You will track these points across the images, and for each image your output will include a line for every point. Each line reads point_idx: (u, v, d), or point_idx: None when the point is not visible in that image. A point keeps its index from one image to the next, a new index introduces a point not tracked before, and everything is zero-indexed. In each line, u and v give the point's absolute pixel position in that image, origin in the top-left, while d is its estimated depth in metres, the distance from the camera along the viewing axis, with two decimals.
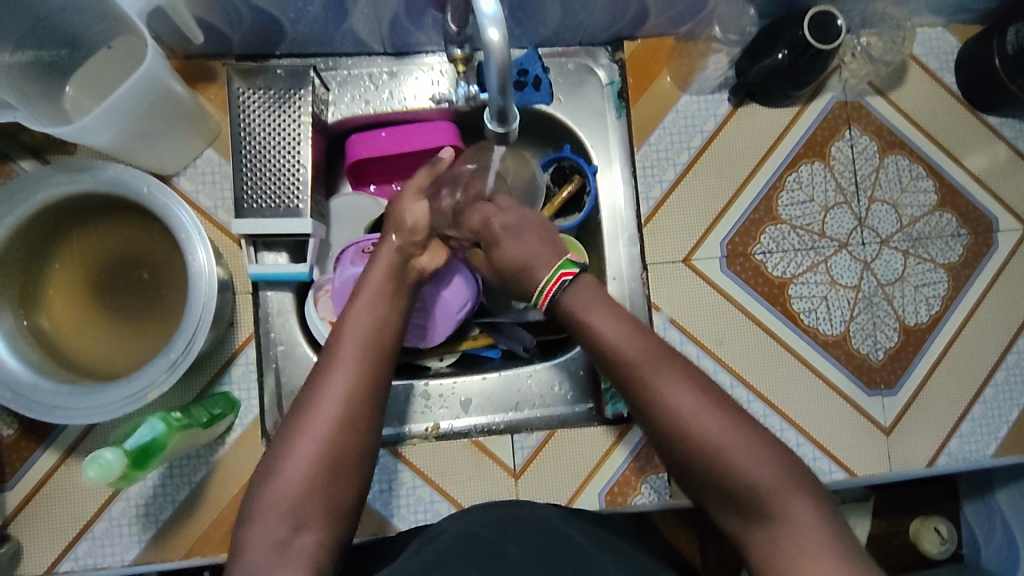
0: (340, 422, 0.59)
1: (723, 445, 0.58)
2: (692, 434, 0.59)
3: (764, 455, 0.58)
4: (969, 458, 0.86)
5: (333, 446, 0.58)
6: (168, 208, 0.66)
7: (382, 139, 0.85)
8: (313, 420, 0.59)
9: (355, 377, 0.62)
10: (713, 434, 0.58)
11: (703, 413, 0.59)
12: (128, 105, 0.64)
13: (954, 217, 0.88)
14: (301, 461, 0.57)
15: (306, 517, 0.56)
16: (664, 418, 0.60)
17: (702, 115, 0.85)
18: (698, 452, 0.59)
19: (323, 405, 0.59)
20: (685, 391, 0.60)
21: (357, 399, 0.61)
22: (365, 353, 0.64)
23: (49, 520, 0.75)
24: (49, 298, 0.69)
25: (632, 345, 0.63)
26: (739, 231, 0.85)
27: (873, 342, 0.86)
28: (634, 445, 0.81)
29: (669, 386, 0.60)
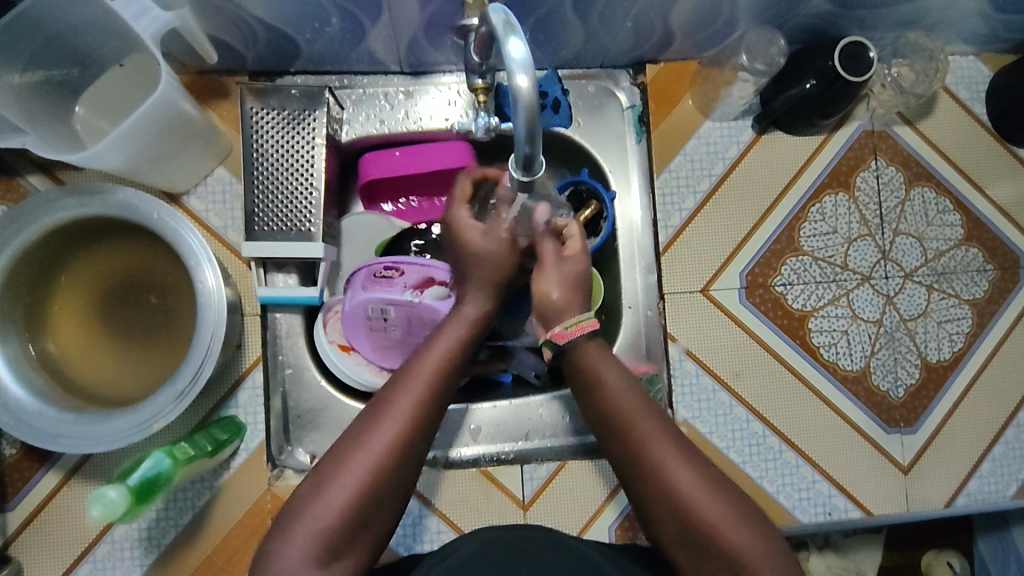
0: (400, 449, 0.58)
1: (712, 516, 0.57)
2: (683, 501, 0.58)
3: (754, 529, 0.57)
4: (988, 500, 0.84)
5: (388, 473, 0.57)
6: (177, 234, 0.65)
7: (396, 159, 0.83)
8: (372, 441, 0.57)
9: (423, 406, 0.60)
10: (702, 503, 0.58)
11: (698, 484, 0.58)
12: (140, 130, 0.63)
13: (981, 251, 0.86)
14: (354, 479, 0.55)
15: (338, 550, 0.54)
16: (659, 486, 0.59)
17: (725, 142, 0.83)
18: (688, 521, 0.58)
19: (388, 429, 0.58)
20: (680, 460, 0.60)
21: (420, 432, 0.59)
22: (436, 382, 0.62)
23: (50, 542, 0.74)
24: (55, 320, 0.68)
25: (635, 410, 0.63)
26: (760, 262, 0.83)
27: (894, 379, 0.84)
28: (625, 504, 0.79)
29: (664, 451, 0.60)
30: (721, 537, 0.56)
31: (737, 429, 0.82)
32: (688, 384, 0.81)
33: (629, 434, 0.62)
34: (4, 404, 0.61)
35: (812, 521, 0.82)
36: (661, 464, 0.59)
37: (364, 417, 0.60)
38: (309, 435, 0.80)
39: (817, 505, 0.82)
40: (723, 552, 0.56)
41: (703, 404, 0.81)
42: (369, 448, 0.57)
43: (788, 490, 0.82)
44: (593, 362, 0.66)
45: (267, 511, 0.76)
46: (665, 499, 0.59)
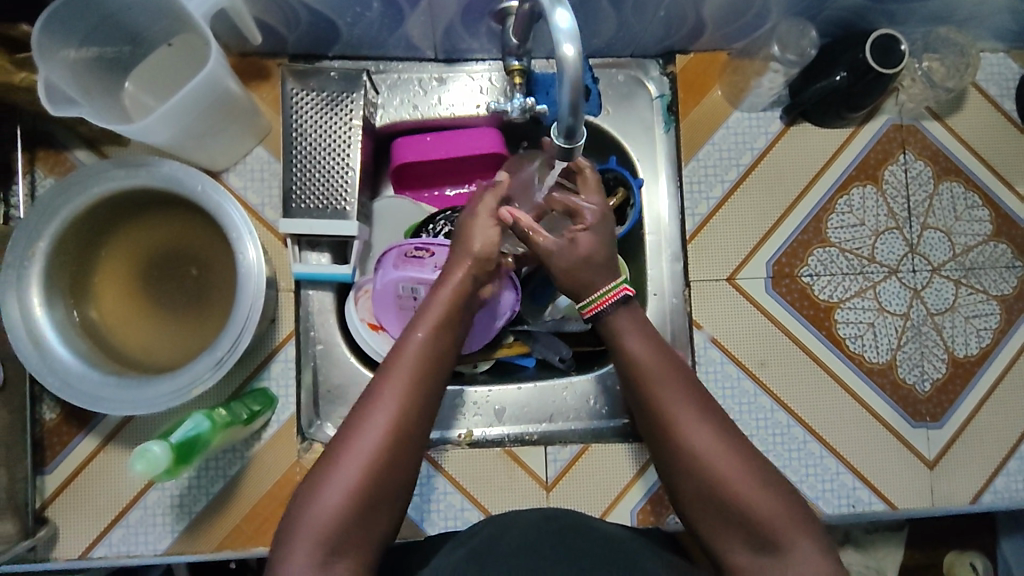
0: (384, 454, 0.58)
1: (733, 478, 0.58)
2: (705, 465, 0.59)
3: (775, 492, 0.58)
4: (1015, 497, 0.83)
5: (375, 477, 0.57)
6: (220, 207, 0.66)
7: (427, 144, 0.85)
8: (355, 449, 0.58)
9: (402, 407, 0.59)
10: (723, 466, 0.59)
11: (720, 449, 0.59)
12: (189, 104, 0.65)
13: (1010, 247, 0.86)
14: (339, 486, 0.56)
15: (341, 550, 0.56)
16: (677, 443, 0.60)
17: (753, 133, 0.84)
18: (706, 483, 0.59)
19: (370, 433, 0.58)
20: (700, 423, 0.61)
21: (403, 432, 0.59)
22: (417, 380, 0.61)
23: (85, 506, 0.76)
24: (98, 288, 0.70)
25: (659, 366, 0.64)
26: (786, 252, 0.83)
27: (920, 373, 0.84)
28: (655, 483, 0.80)
29: (684, 414, 0.61)
30: (740, 500, 0.58)
31: (761, 418, 0.82)
32: (713, 371, 0.82)
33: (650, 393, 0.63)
34: (49, 367, 0.63)
35: (836, 512, 0.81)
36: (683, 427, 0.60)
37: (349, 420, 0.60)
38: (338, 409, 0.81)
39: (841, 496, 0.82)
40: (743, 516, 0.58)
41: (727, 390, 0.82)
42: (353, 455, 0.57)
43: (811, 480, 0.82)
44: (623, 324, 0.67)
45: (295, 482, 0.78)
46: (686, 460, 0.60)
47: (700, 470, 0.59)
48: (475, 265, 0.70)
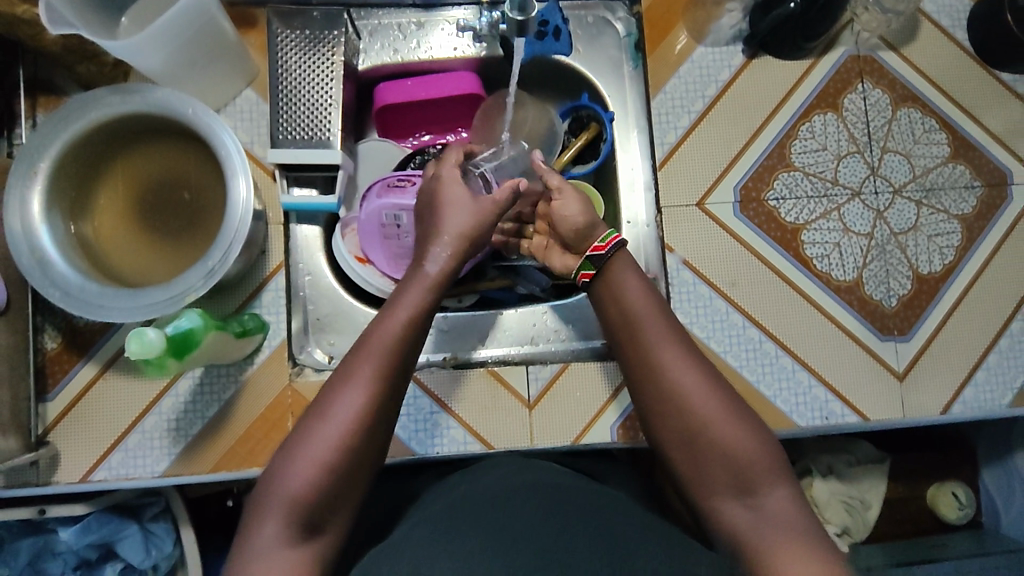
0: (356, 427, 0.60)
1: (713, 420, 0.62)
2: (689, 408, 0.63)
3: (753, 436, 0.62)
4: (984, 407, 0.86)
5: (348, 449, 0.60)
6: (211, 128, 0.70)
7: (408, 87, 0.89)
8: (330, 420, 0.60)
9: (374, 382, 0.62)
10: (706, 411, 0.63)
11: (706, 394, 0.63)
12: (176, 28, 0.69)
13: (967, 168, 0.89)
14: (311, 462, 0.59)
15: (312, 520, 0.59)
16: (661, 390, 0.64)
17: (717, 66, 0.88)
18: (688, 426, 0.63)
19: (344, 407, 0.61)
20: (688, 368, 0.65)
21: (376, 405, 0.62)
22: (391, 353, 0.63)
23: (85, 431, 0.80)
24: (97, 214, 0.74)
25: (651, 315, 0.68)
26: (753, 177, 0.87)
27: (886, 289, 0.87)
28: (629, 404, 0.83)
29: (675, 358, 0.65)
30: (720, 441, 0.62)
31: (733, 335, 0.85)
32: (686, 292, 0.85)
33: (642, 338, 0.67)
34: (49, 278, 0.66)
35: (810, 425, 0.84)
36: (671, 372, 0.64)
37: (325, 391, 0.63)
38: (328, 336, 0.86)
39: (814, 409, 0.85)
40: (722, 456, 0.62)
41: (701, 310, 0.85)
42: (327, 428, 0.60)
43: (784, 394, 0.84)
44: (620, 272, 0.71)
45: (287, 405, 0.81)
46: (672, 403, 0.64)
47: (685, 413, 0.63)
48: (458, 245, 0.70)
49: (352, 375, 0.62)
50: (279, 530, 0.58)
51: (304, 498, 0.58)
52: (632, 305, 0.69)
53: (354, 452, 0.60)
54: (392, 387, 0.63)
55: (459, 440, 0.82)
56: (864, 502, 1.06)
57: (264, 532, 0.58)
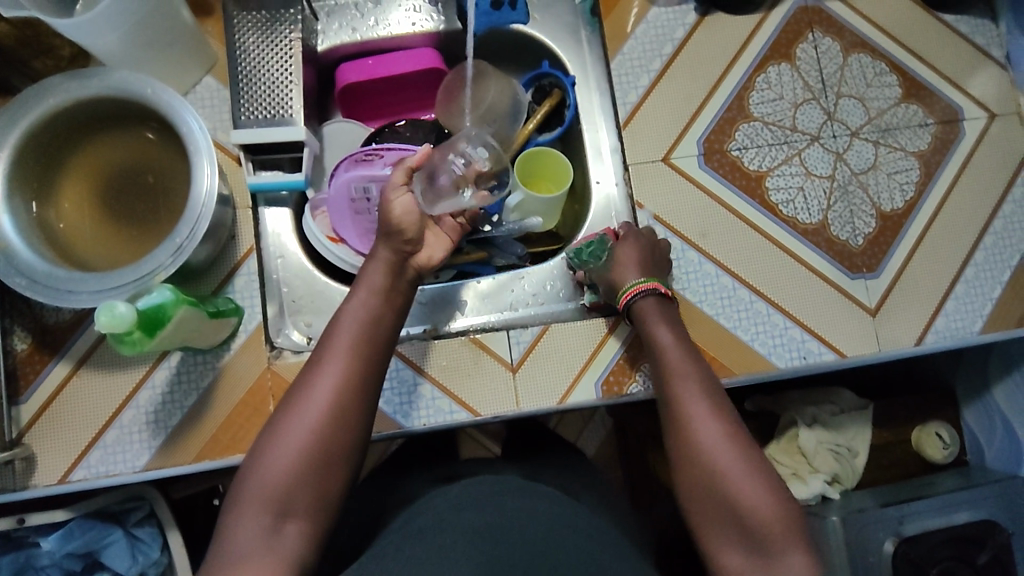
0: (328, 414, 0.61)
1: (733, 472, 0.62)
2: (708, 453, 0.63)
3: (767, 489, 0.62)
4: (956, 335, 0.88)
5: (320, 436, 0.60)
6: (170, 106, 0.69)
7: (369, 66, 0.90)
8: (300, 410, 0.61)
9: (346, 374, 0.62)
10: (723, 455, 0.63)
11: (725, 442, 0.63)
12: (129, 9, 0.69)
13: (920, 107, 0.92)
14: (288, 455, 0.59)
15: (291, 509, 0.58)
16: (685, 433, 0.65)
17: (671, 25, 0.90)
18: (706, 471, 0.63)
19: (316, 397, 0.61)
20: (711, 416, 0.65)
21: (348, 392, 0.62)
22: (359, 341, 0.64)
23: (61, 432, 0.78)
24: (61, 204, 0.73)
25: (684, 363, 0.69)
26: (714, 129, 0.89)
27: (852, 228, 0.89)
28: (629, 331, 0.83)
29: (697, 403, 0.66)
30: (732, 488, 0.61)
31: (707, 284, 0.86)
32: None
33: (671, 387, 0.68)
34: (16, 266, 0.66)
35: (789, 366, 0.85)
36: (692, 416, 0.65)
37: (300, 384, 0.63)
38: (305, 317, 0.85)
39: (791, 350, 0.86)
40: (733, 503, 0.61)
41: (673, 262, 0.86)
42: (298, 418, 0.60)
43: (761, 338, 0.85)
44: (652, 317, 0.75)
45: (267, 389, 0.80)
46: (688, 442, 0.64)
47: (703, 454, 0.63)
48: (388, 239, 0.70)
49: (322, 364, 0.63)
50: (260, 527, 0.57)
51: (281, 488, 0.58)
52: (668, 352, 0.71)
53: (333, 442, 0.60)
54: (367, 381, 0.64)
55: (445, 410, 0.82)
56: (852, 450, 1.06)
57: (245, 531, 0.57)
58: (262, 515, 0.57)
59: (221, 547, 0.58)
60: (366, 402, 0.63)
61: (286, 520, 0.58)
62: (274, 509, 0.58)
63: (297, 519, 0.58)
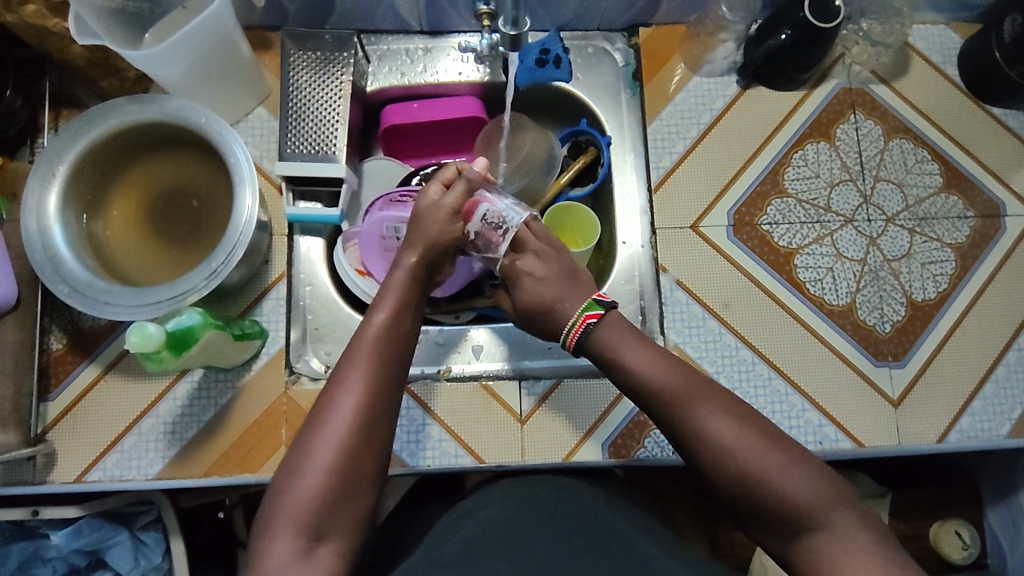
0: (355, 434, 0.62)
1: (757, 464, 0.60)
2: (727, 454, 0.62)
3: (793, 469, 0.60)
4: (982, 437, 0.85)
5: (349, 457, 0.61)
6: (222, 136, 0.73)
7: (414, 110, 0.93)
8: (327, 430, 0.62)
9: (368, 388, 0.65)
10: (742, 452, 0.61)
11: (740, 436, 0.62)
12: (195, 42, 0.73)
13: (961, 199, 0.91)
14: (316, 469, 0.60)
15: (325, 526, 0.59)
16: (699, 441, 0.63)
17: (712, 95, 0.91)
18: (737, 473, 0.61)
19: (341, 410, 0.63)
20: (715, 415, 0.64)
21: (372, 412, 0.64)
22: (380, 361, 0.67)
23: (83, 431, 0.81)
24: (109, 217, 0.77)
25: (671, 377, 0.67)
26: (746, 202, 0.89)
27: (879, 314, 0.87)
28: None
29: (698, 407, 0.64)
30: (759, 479, 0.60)
31: (726, 355, 0.85)
32: (679, 311, 0.86)
33: (665, 399, 0.66)
34: (61, 274, 0.70)
35: (804, 449, 0.83)
36: (701, 418, 0.64)
37: (323, 400, 0.65)
38: (326, 346, 0.86)
39: (808, 433, 0.84)
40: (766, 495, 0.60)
41: (693, 330, 0.86)
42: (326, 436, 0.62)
43: (777, 417, 0.84)
44: (613, 340, 0.71)
45: (281, 412, 0.82)
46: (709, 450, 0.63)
47: (722, 455, 0.62)
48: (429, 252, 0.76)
49: (346, 377, 0.65)
50: (294, 544, 0.58)
51: (313, 504, 0.59)
52: (645, 372, 0.68)
53: (359, 457, 0.62)
54: (386, 394, 0.66)
55: (450, 453, 0.83)
56: None
57: (280, 549, 0.58)
58: (296, 538, 0.58)
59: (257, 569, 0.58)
60: (385, 415, 0.65)
61: (319, 545, 0.59)
62: (306, 533, 0.59)
63: (329, 543, 0.60)
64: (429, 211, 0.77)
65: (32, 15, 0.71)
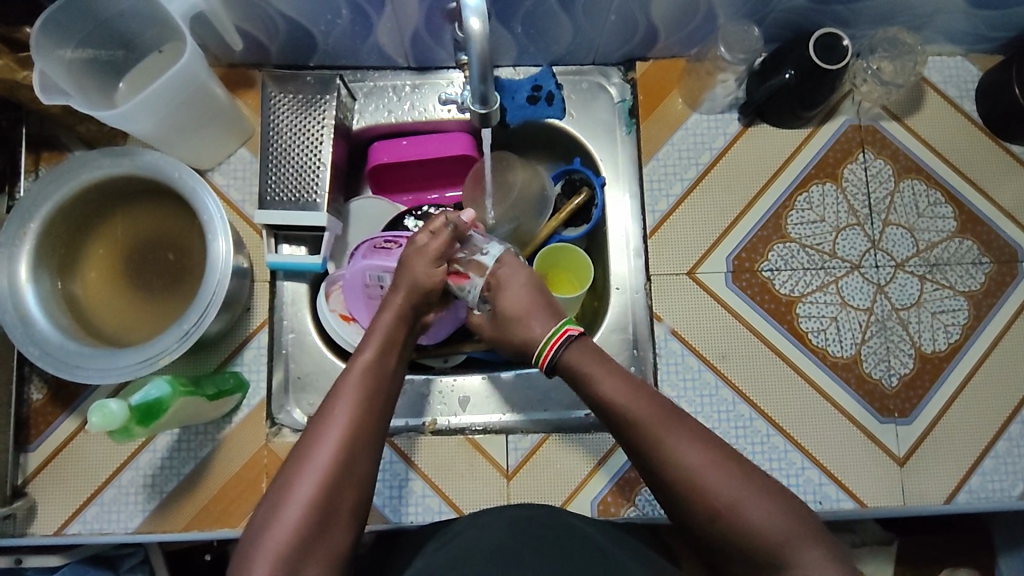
0: (336, 472, 0.60)
1: (735, 493, 0.58)
2: (701, 484, 0.58)
3: (770, 498, 0.58)
4: (992, 498, 0.80)
5: (329, 494, 0.59)
6: (194, 190, 0.71)
7: (402, 147, 0.90)
8: (309, 466, 0.60)
9: (353, 424, 0.63)
10: (716, 481, 0.58)
11: (713, 464, 0.59)
12: (168, 97, 0.71)
13: (975, 244, 0.86)
14: (295, 505, 0.58)
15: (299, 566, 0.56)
16: (673, 473, 0.60)
17: (712, 133, 0.87)
18: (711, 505, 0.58)
19: (326, 443, 0.61)
20: (688, 443, 0.60)
21: (354, 450, 0.62)
22: (367, 397, 0.65)
23: (64, 483, 0.80)
24: (85, 270, 0.75)
25: (640, 404, 0.64)
26: (746, 247, 0.85)
27: (886, 367, 0.83)
28: None
29: (672, 437, 0.61)
30: (736, 507, 0.57)
31: (722, 410, 0.82)
32: (674, 363, 0.83)
33: (637, 429, 0.62)
34: (31, 336, 0.68)
35: None
36: (673, 450, 0.60)
37: (307, 434, 0.63)
38: (310, 396, 0.84)
39: (807, 492, 0.80)
40: (741, 525, 0.57)
41: (688, 383, 0.82)
42: (308, 469, 0.60)
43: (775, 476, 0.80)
44: (586, 366, 0.68)
45: (262, 465, 0.80)
46: (683, 485, 0.59)
47: (696, 486, 0.59)
48: (412, 295, 0.74)
49: (332, 410, 0.63)
50: None
51: (289, 542, 0.56)
52: (617, 401, 0.64)
53: (342, 493, 0.60)
54: (373, 430, 0.64)
55: (434, 509, 0.80)
56: None
57: None
58: None
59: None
60: (370, 451, 0.63)
61: None
62: (282, 569, 0.56)
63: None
64: (414, 256, 0.76)
65: None
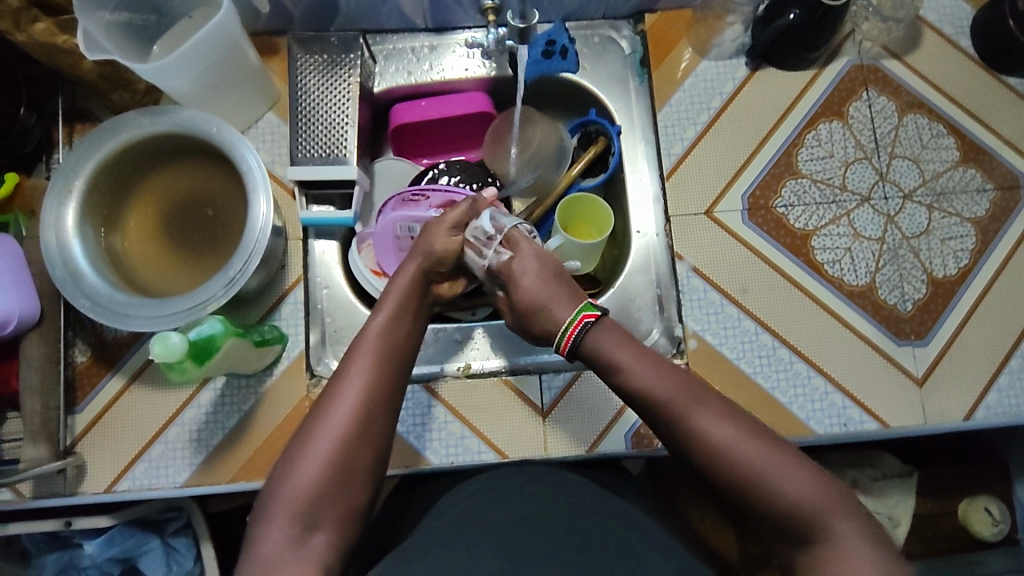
0: (353, 429, 0.60)
1: (764, 464, 0.57)
2: (728, 454, 0.58)
3: (798, 470, 0.57)
4: (1009, 412, 0.84)
5: (346, 451, 0.59)
6: (233, 145, 0.73)
7: (422, 107, 0.93)
8: (325, 428, 0.59)
9: (372, 383, 0.62)
10: (744, 452, 0.58)
11: (741, 436, 0.58)
12: (203, 53, 0.73)
13: (978, 172, 0.89)
14: (312, 463, 0.58)
15: (320, 518, 0.57)
16: (699, 443, 0.59)
17: (720, 79, 0.91)
18: (738, 474, 0.57)
19: (341, 406, 0.61)
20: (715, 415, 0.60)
21: (371, 410, 0.61)
22: (386, 358, 0.65)
23: (111, 441, 0.82)
24: (127, 229, 0.78)
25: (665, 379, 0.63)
26: (760, 185, 0.88)
27: (900, 293, 0.86)
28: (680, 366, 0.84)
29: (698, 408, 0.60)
30: (763, 478, 0.57)
31: (745, 341, 0.85)
32: (697, 299, 0.86)
33: (663, 400, 0.62)
34: (81, 289, 0.70)
35: (828, 432, 0.83)
36: (700, 424, 0.59)
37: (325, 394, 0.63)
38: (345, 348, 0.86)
39: (831, 416, 0.83)
40: (770, 495, 0.56)
41: (712, 317, 0.85)
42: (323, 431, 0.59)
43: (801, 401, 0.83)
44: (606, 343, 0.67)
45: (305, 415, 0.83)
46: (709, 452, 0.59)
47: (722, 453, 0.58)
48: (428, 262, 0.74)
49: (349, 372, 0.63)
50: (287, 531, 0.56)
51: (309, 496, 0.57)
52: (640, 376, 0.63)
53: (358, 454, 0.59)
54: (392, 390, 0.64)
55: (473, 450, 0.83)
56: (893, 519, 0.99)
57: (277, 534, 0.56)
58: (289, 527, 0.56)
59: (249, 557, 0.57)
60: (390, 408, 0.63)
61: (313, 534, 0.57)
62: (300, 521, 0.57)
63: (324, 530, 0.58)
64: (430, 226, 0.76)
65: (41, 33, 0.72)
